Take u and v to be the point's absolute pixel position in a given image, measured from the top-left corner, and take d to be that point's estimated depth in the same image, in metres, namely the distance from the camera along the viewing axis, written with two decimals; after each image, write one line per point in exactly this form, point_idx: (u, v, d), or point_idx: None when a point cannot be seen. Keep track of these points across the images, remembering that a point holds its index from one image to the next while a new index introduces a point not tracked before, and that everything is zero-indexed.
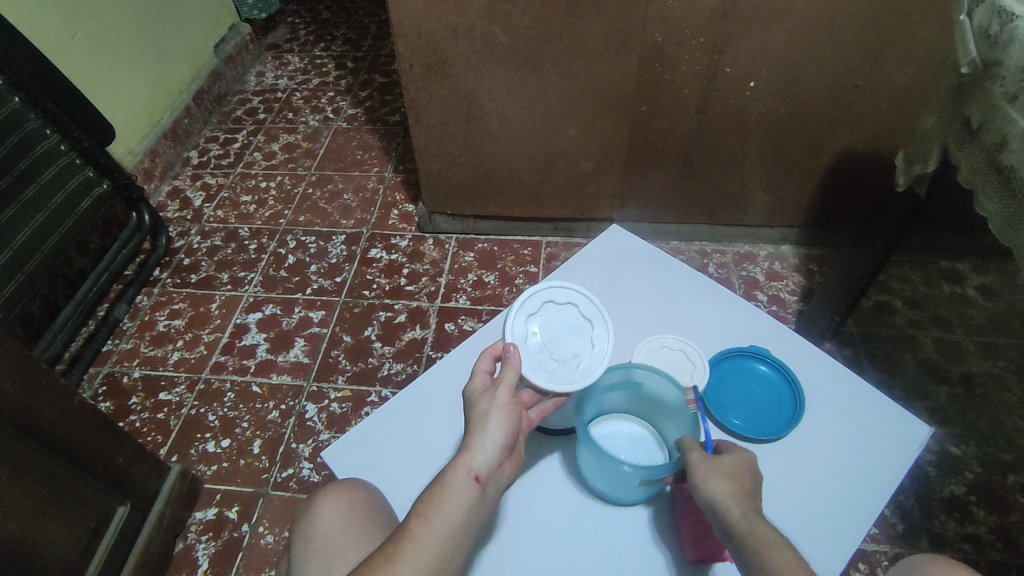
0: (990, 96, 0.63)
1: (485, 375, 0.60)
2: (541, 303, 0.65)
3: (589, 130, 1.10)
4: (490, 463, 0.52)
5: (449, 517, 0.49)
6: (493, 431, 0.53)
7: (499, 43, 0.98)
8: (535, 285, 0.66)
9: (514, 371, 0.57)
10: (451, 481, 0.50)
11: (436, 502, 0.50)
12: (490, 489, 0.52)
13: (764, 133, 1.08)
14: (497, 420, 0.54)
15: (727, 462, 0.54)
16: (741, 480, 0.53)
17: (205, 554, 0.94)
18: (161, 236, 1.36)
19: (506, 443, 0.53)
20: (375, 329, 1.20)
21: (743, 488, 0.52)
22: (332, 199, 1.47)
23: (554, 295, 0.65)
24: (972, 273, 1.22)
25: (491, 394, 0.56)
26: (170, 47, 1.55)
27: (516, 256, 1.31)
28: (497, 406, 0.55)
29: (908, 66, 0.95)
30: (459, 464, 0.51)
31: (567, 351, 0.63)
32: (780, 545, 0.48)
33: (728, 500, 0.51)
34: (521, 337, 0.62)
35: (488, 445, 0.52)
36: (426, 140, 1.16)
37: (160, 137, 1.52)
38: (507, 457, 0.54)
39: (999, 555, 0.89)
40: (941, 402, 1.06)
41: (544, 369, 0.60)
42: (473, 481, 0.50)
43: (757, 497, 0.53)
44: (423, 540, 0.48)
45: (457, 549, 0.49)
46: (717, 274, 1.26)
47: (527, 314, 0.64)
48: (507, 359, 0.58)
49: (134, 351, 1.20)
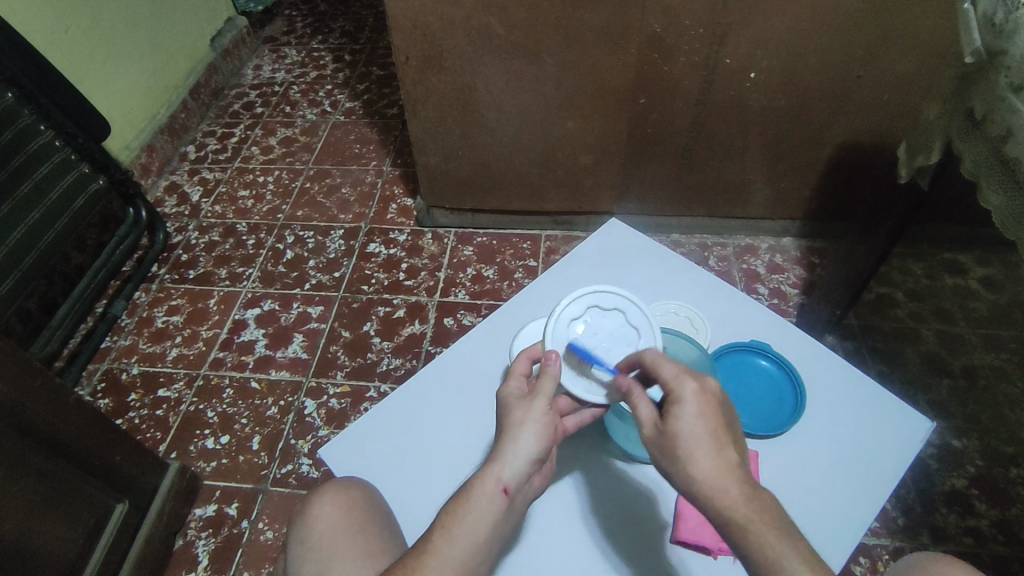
0: (994, 87, 0.61)
1: (522, 378, 0.59)
2: (585, 307, 0.64)
3: (587, 123, 1.09)
4: (520, 476, 0.51)
5: (473, 530, 0.48)
6: (527, 442, 0.52)
7: (495, 35, 0.97)
8: (581, 289, 0.65)
9: (552, 382, 0.56)
10: (479, 492, 0.49)
11: (460, 515, 0.49)
12: (516, 501, 0.51)
13: (764, 125, 1.07)
14: (531, 432, 0.52)
15: (673, 415, 0.47)
16: (691, 440, 0.46)
17: (205, 551, 0.94)
18: (159, 232, 1.35)
19: (537, 456, 0.52)
20: (374, 325, 1.20)
21: (701, 441, 0.46)
22: (330, 193, 1.46)
23: (600, 300, 0.64)
24: (975, 265, 1.21)
25: (527, 402, 0.55)
26: (166, 41, 1.53)
27: (515, 249, 1.30)
28: (533, 416, 0.53)
29: (911, 55, 0.93)
30: (487, 474, 0.50)
31: (610, 359, 0.61)
32: (738, 506, 0.43)
33: (690, 465, 0.45)
34: (562, 344, 0.62)
35: (520, 457, 0.51)
36: (424, 133, 1.15)
37: (156, 133, 1.51)
38: (536, 469, 0.53)
39: (1000, 548, 0.89)
40: (942, 395, 1.05)
41: (582, 379, 0.60)
42: (502, 493, 0.50)
43: (714, 446, 0.46)
44: (446, 552, 0.47)
45: (479, 561, 0.48)
46: (718, 267, 1.25)
47: (570, 318, 0.63)
48: (546, 367, 0.57)
49: (132, 348, 1.20)
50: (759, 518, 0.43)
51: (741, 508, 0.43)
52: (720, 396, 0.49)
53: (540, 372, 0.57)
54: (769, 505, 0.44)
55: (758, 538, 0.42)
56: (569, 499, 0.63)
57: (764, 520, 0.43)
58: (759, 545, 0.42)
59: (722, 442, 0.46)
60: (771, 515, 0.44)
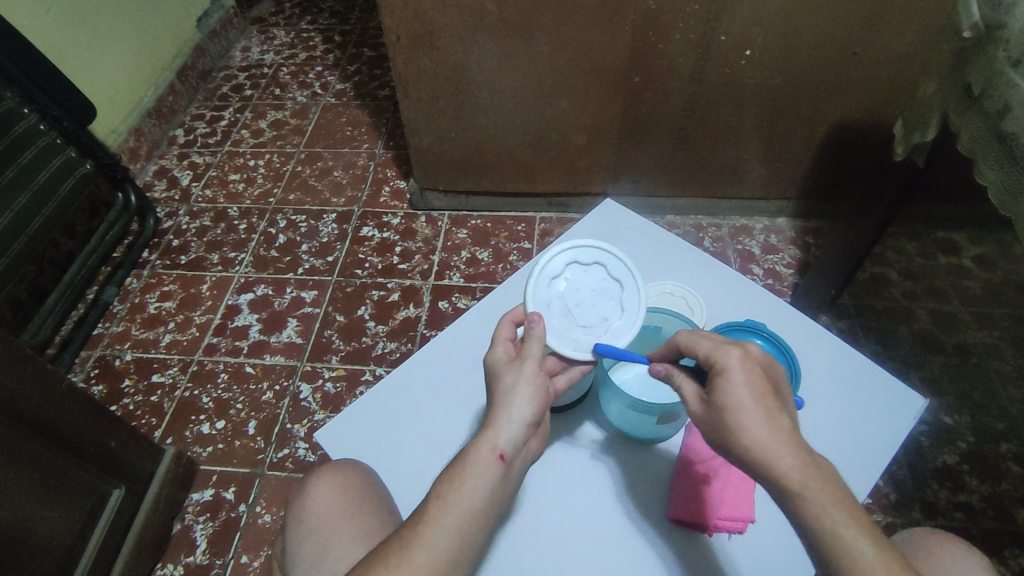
0: (992, 61, 0.61)
1: (507, 341, 0.59)
2: (565, 265, 0.64)
3: (582, 102, 1.08)
4: (516, 441, 0.51)
5: (469, 498, 0.48)
6: (520, 406, 0.52)
7: (488, 13, 0.95)
8: (558, 245, 0.64)
9: (538, 343, 0.56)
10: (475, 461, 0.49)
11: (456, 484, 0.48)
12: (513, 467, 0.51)
13: (760, 104, 1.06)
14: (524, 395, 0.52)
15: (718, 387, 0.46)
16: (740, 412, 0.44)
17: (204, 535, 0.94)
18: (149, 217, 1.34)
19: (533, 419, 0.52)
20: (368, 309, 1.19)
21: (750, 410, 0.44)
22: (322, 176, 1.45)
23: (580, 256, 0.64)
24: (969, 244, 1.22)
25: (516, 366, 0.55)
26: (152, 22, 1.50)
27: (509, 232, 1.30)
28: (524, 379, 0.53)
29: (907, 30, 0.92)
30: (483, 442, 0.50)
31: (595, 316, 0.62)
32: (795, 468, 0.42)
33: (741, 436, 0.44)
34: (545, 303, 0.61)
35: (514, 422, 0.51)
36: (416, 115, 1.14)
37: (143, 116, 1.48)
38: (532, 433, 0.53)
39: (990, 522, 0.90)
40: (934, 372, 1.06)
41: (569, 339, 0.60)
42: (497, 460, 0.49)
43: (766, 412, 0.44)
44: (444, 522, 0.47)
45: (478, 528, 0.48)
46: (713, 248, 1.25)
47: (551, 276, 0.63)
48: (529, 329, 0.57)
49: (125, 334, 1.19)
50: (818, 483, 0.42)
51: (802, 472, 0.42)
52: (765, 363, 0.48)
53: (524, 335, 0.57)
54: (827, 470, 0.42)
55: (816, 504, 0.41)
56: (567, 483, 0.63)
57: (820, 485, 0.42)
58: (819, 509, 0.41)
59: (773, 409, 0.44)
60: (827, 480, 0.42)
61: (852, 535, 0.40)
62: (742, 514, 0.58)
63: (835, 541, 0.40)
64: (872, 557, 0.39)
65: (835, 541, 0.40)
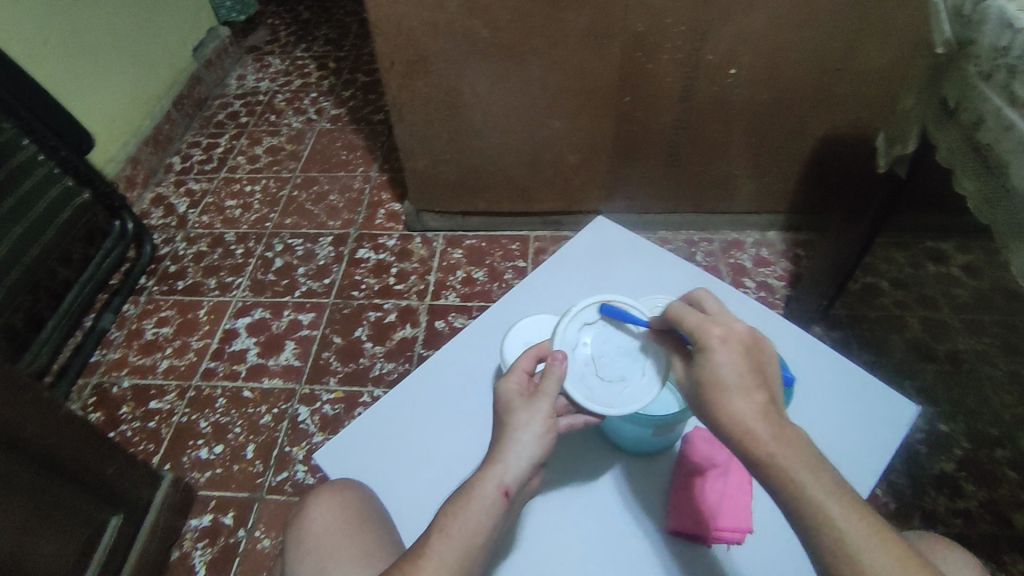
0: (966, 75, 0.63)
1: (523, 374, 0.59)
2: (600, 314, 0.63)
3: (572, 123, 1.10)
4: (521, 478, 0.53)
5: (473, 532, 0.50)
6: (529, 445, 0.54)
7: (477, 38, 0.98)
8: (600, 294, 0.64)
9: (556, 383, 0.56)
10: (480, 496, 0.52)
11: (463, 517, 0.51)
12: (515, 502, 0.54)
13: (745, 122, 1.08)
14: (534, 434, 0.54)
15: (703, 362, 0.49)
16: (718, 385, 0.48)
17: (201, 561, 0.94)
18: (146, 244, 1.35)
19: (539, 458, 0.54)
20: (365, 330, 1.20)
21: (728, 385, 0.47)
22: (318, 200, 1.46)
23: (618, 309, 0.63)
24: (957, 252, 1.24)
25: (531, 403, 0.56)
26: (148, 53, 1.53)
27: (504, 251, 1.31)
28: (536, 418, 0.55)
29: (885, 48, 0.95)
30: (489, 476, 0.53)
31: (616, 371, 0.59)
32: (765, 439, 0.45)
33: (721, 409, 0.47)
34: (571, 344, 0.61)
35: (522, 461, 0.53)
36: (410, 138, 1.16)
37: (140, 145, 1.50)
38: (535, 470, 0.55)
39: (990, 529, 0.90)
40: (928, 380, 1.07)
41: (584, 385, 0.58)
42: (503, 496, 0.52)
43: (742, 386, 0.47)
44: (445, 554, 0.49)
45: (477, 559, 0.50)
46: (706, 262, 1.26)
47: (584, 320, 0.62)
48: (550, 367, 0.57)
49: (123, 361, 1.19)
50: (792, 453, 0.44)
51: (770, 442, 0.44)
52: (750, 337, 0.50)
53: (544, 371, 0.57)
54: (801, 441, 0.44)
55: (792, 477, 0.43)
56: (569, 501, 0.62)
57: (797, 458, 0.44)
58: (791, 477, 0.43)
59: (751, 384, 0.47)
60: (801, 451, 0.44)
61: (827, 503, 0.42)
62: (741, 524, 0.58)
63: (813, 508, 0.42)
64: (846, 520, 0.41)
65: (810, 507, 0.42)
